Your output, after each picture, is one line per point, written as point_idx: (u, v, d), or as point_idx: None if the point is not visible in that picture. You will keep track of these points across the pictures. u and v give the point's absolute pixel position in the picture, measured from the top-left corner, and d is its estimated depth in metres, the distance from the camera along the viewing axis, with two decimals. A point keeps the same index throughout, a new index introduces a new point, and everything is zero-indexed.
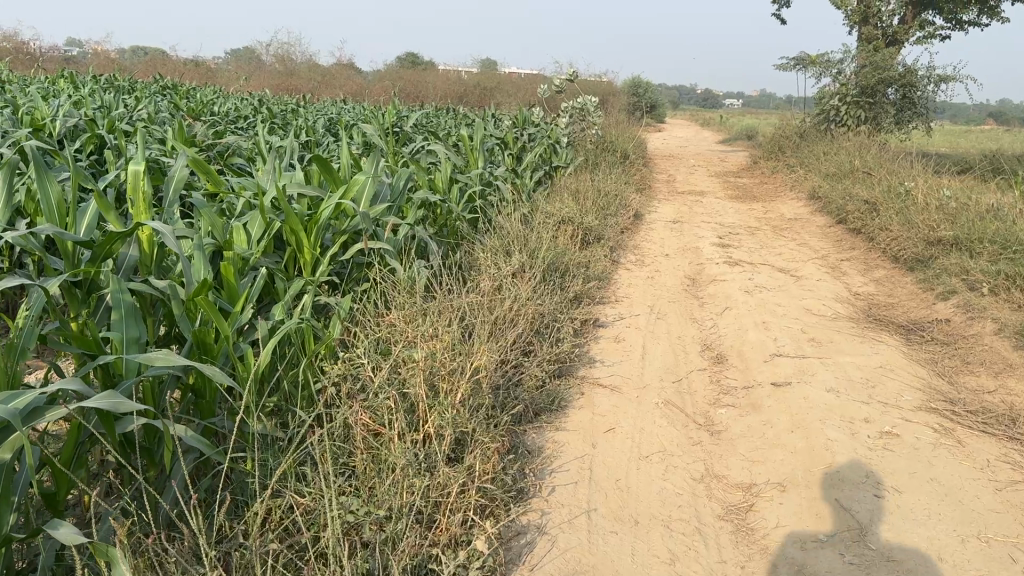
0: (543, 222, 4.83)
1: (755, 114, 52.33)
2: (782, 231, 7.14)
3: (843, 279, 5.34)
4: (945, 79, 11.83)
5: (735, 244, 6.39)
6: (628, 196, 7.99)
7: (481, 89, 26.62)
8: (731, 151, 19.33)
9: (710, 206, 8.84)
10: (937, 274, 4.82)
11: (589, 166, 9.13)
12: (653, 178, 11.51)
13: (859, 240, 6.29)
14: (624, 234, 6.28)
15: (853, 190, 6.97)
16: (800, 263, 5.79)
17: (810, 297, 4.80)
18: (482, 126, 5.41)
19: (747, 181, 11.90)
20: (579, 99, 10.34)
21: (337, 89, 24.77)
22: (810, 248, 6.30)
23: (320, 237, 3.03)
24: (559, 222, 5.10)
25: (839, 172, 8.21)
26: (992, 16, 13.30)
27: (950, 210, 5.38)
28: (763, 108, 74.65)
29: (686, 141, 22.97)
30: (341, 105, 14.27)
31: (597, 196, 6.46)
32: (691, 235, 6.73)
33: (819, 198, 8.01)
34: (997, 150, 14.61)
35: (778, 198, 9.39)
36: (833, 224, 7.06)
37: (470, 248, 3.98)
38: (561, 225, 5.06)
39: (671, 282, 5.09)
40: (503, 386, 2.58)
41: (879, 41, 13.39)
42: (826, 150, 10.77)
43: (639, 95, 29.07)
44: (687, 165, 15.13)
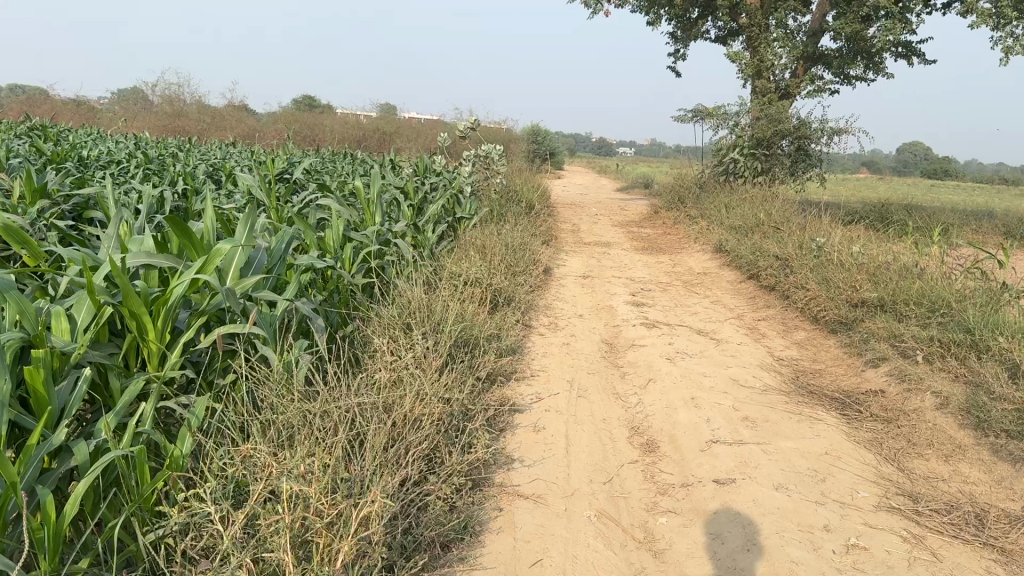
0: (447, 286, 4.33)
1: (649, 162, 53.85)
2: (694, 286, 6.88)
3: (765, 342, 5.05)
4: (836, 132, 12.11)
5: (650, 302, 6.05)
6: (536, 250, 7.60)
7: (380, 134, 26.09)
8: (631, 199, 19.41)
9: (618, 258, 8.55)
10: (864, 339, 4.58)
11: (494, 217, 8.72)
12: (558, 227, 11.22)
13: (774, 297, 6.06)
14: (533, 293, 5.84)
15: (765, 245, 6.79)
16: (718, 322, 5.48)
17: (735, 363, 4.46)
18: (379, 177, 4.88)
19: (652, 231, 11.76)
20: (483, 147, 9.95)
21: (228, 131, 23.70)
22: (726, 305, 6.04)
23: (171, 321, 2.46)
24: (465, 284, 4.60)
25: (746, 224, 8.07)
26: (877, 74, 13.81)
27: (869, 268, 5.20)
28: (656, 155, 77.11)
29: (587, 188, 23.06)
30: (230, 149, 13.45)
31: (504, 251, 6.02)
32: (603, 293, 6.37)
33: (728, 251, 7.84)
34: (883, 201, 15.14)
35: (685, 249, 9.21)
36: (746, 279, 6.84)
37: (365, 320, 3.43)
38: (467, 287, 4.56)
39: (588, 348, 4.66)
40: (403, 522, 2.04)
41: (773, 94, 13.67)
42: (728, 201, 10.75)
43: (538, 142, 29.20)
44: (590, 214, 14.97)
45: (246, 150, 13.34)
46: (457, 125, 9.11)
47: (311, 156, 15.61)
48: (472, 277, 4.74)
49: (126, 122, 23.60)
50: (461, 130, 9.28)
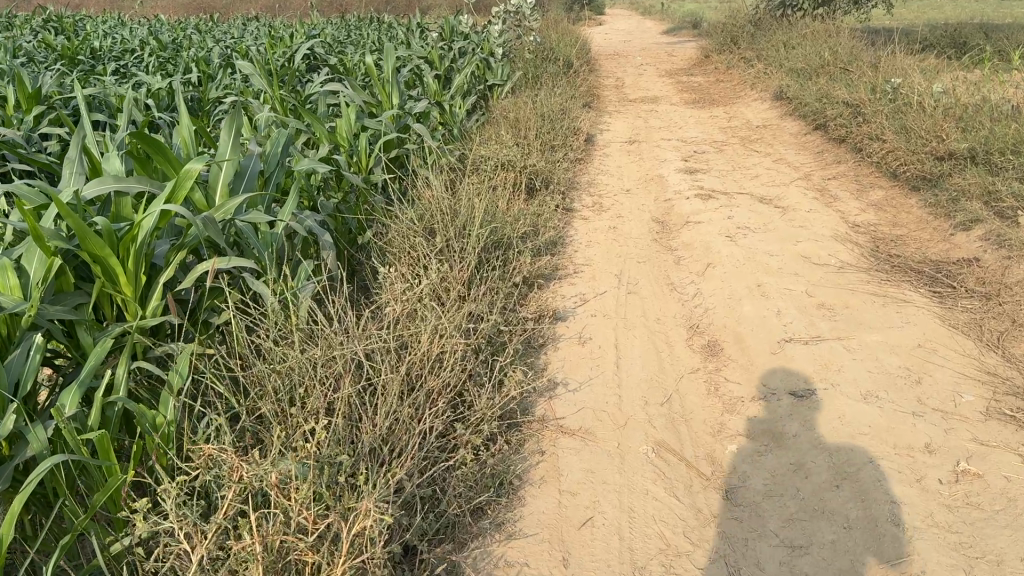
0: (475, 177, 3.88)
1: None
2: (752, 142, 6.26)
3: (836, 205, 4.51)
4: None
5: (705, 166, 5.50)
6: (576, 115, 7.01)
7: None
8: (678, 44, 18.17)
9: (666, 115, 7.89)
10: (953, 197, 4.01)
11: (530, 82, 8.06)
12: (600, 84, 10.46)
13: (844, 150, 5.45)
14: (575, 167, 5.35)
15: (831, 91, 6.07)
16: (782, 186, 4.94)
17: (804, 235, 3.98)
18: (392, 54, 4.35)
19: (702, 79, 10.90)
20: (513, 2, 9.11)
21: (251, 5, 22.73)
22: (789, 164, 5.46)
23: (142, 257, 2.08)
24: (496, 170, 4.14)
25: (808, 67, 7.27)
26: None
27: (957, 112, 4.54)
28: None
29: (630, 35, 21.67)
30: (250, 26, 12.77)
31: (540, 123, 5.48)
32: (652, 159, 5.83)
33: (788, 100, 7.10)
34: (957, 24, 13.76)
35: (740, 100, 8.45)
36: (809, 130, 6.19)
37: (382, 231, 3.03)
38: (498, 174, 4.10)
39: (637, 230, 4.22)
40: (421, 505, 1.73)
41: None
42: (786, 40, 9.79)
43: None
44: (634, 64, 14.01)
45: (267, 26, 12.66)
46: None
47: (336, 25, 14.79)
48: (504, 159, 4.28)
49: (147, 5, 22.78)
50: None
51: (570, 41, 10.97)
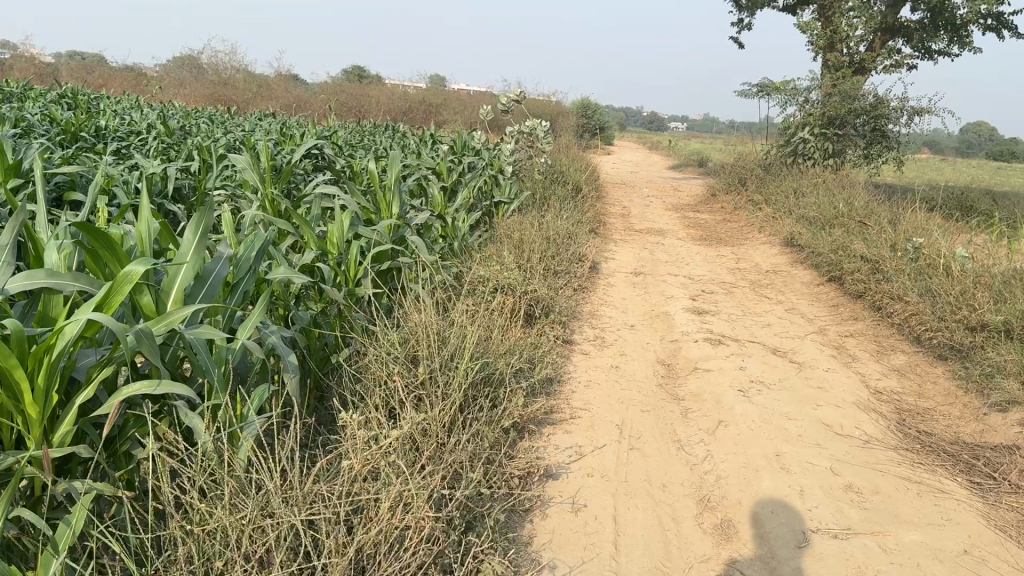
0: (470, 301, 3.55)
1: (702, 139, 52.19)
2: (762, 287, 6.00)
3: (855, 366, 4.18)
4: (919, 112, 10.94)
5: (714, 308, 5.21)
6: (581, 241, 6.78)
7: (427, 107, 25.34)
8: (684, 179, 18.38)
9: (673, 249, 7.68)
10: (986, 372, 3.68)
11: (537, 203, 7.89)
12: (607, 211, 10.34)
13: (861, 307, 5.17)
14: (577, 296, 5.05)
15: (847, 243, 5.86)
16: (796, 338, 4.63)
17: (823, 398, 3.63)
18: (397, 162, 4.13)
19: (708, 216, 10.82)
20: (527, 123, 9.08)
21: (270, 101, 23.15)
22: (803, 315, 5.17)
23: (60, 372, 1.73)
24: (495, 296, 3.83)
25: (821, 216, 7.12)
26: (963, 47, 12.55)
27: (986, 280, 4.28)
28: (709, 131, 75.04)
29: (638, 166, 22.02)
30: (264, 120, 12.83)
31: (546, 247, 5.21)
32: (658, 295, 5.54)
33: (800, 247, 6.91)
34: (963, 187, 13.87)
35: (748, 241, 8.28)
36: (823, 281, 5.94)
37: (358, 355, 2.67)
38: (496, 299, 3.78)
39: (640, 372, 3.87)
40: None
41: (846, 69, 12.48)
42: (796, 187, 9.74)
43: (588, 116, 28.16)
44: (641, 195, 14.03)
45: (281, 122, 12.71)
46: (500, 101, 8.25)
47: (348, 128, 14.89)
48: (503, 283, 3.99)
49: (168, 91, 23.20)
50: (505, 105, 8.40)
51: (580, 166, 10.94)
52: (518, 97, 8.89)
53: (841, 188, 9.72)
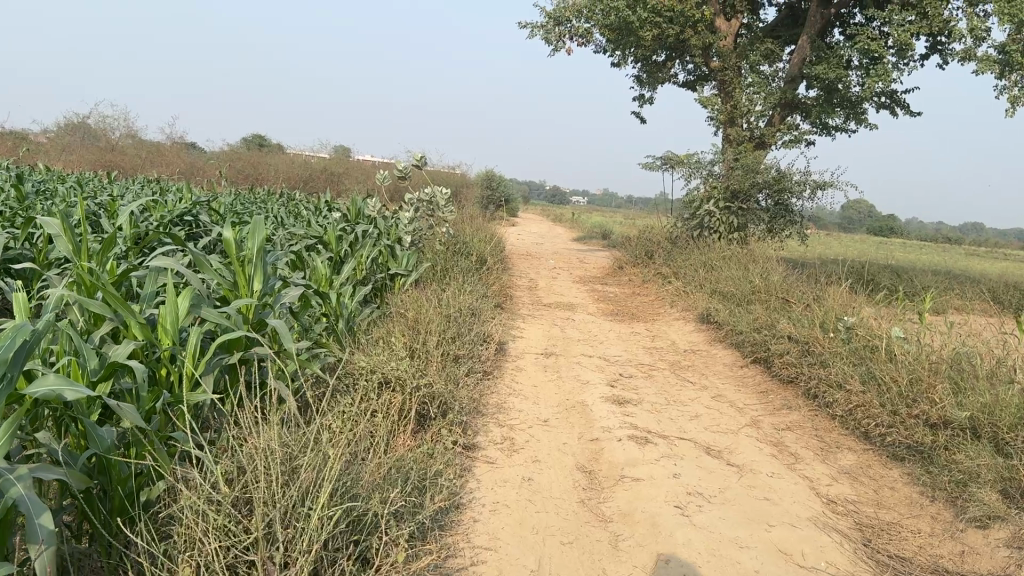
0: (344, 412, 2.80)
1: (604, 211, 53.23)
2: (684, 369, 5.45)
3: (801, 468, 3.62)
4: (820, 186, 10.96)
5: (636, 395, 4.59)
6: (485, 319, 6.11)
7: (328, 175, 24.58)
8: (589, 251, 18.11)
9: (584, 326, 7.11)
10: (954, 479, 3.18)
11: (439, 277, 7.19)
12: (512, 284, 9.75)
13: (794, 393, 4.68)
14: (481, 384, 4.34)
15: (771, 322, 5.41)
16: (731, 432, 4.05)
17: (776, 514, 3.03)
18: (261, 229, 3.37)
19: (616, 290, 10.38)
20: (427, 190, 8.44)
21: (157, 167, 21.85)
22: (734, 403, 4.62)
23: None
24: (378, 398, 3.08)
25: (738, 292, 6.71)
26: (856, 125, 12.83)
27: (936, 365, 3.83)
28: (610, 205, 76.89)
29: (542, 238, 21.79)
30: (142, 186, 11.80)
31: (445, 327, 4.51)
32: (573, 380, 4.90)
33: (718, 323, 6.45)
34: (860, 261, 14.05)
35: (661, 317, 7.82)
36: (747, 362, 5.45)
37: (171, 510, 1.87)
38: (380, 404, 3.04)
39: (558, 483, 3.17)
40: None
41: (747, 143, 12.53)
42: (706, 261, 9.44)
43: (492, 188, 27.99)
44: (547, 267, 13.56)
45: (161, 187, 11.71)
46: (400, 164, 7.55)
47: (238, 196, 13.90)
48: (392, 377, 3.24)
49: (46, 156, 21.61)
50: (405, 171, 7.70)
51: (484, 237, 10.36)
52: (419, 163, 8.24)
53: (750, 262, 9.49)
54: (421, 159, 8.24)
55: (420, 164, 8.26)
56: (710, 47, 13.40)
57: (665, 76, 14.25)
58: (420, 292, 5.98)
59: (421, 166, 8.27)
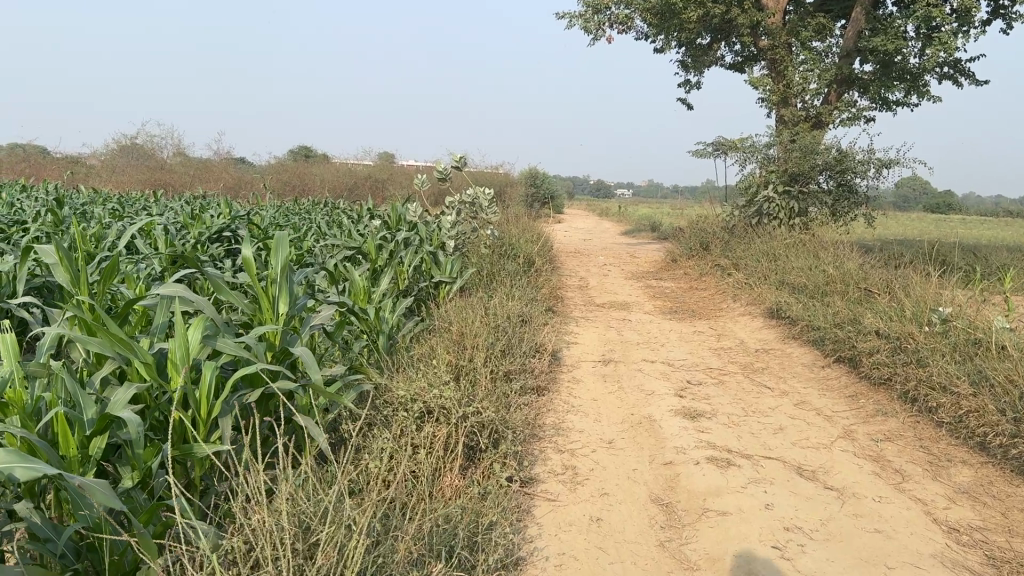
0: (380, 467, 2.42)
1: (651, 203, 52.36)
2: (758, 372, 4.96)
3: (910, 487, 3.14)
4: (886, 164, 10.28)
5: (709, 406, 4.13)
6: (536, 327, 5.70)
7: (372, 181, 24.45)
8: (639, 245, 17.55)
9: (643, 327, 6.65)
10: None
11: (486, 283, 6.80)
12: (563, 284, 9.31)
13: (888, 396, 4.16)
14: (537, 402, 3.93)
15: (853, 316, 4.89)
16: (823, 447, 3.57)
17: (892, 552, 2.56)
18: (286, 249, 3.03)
19: (673, 285, 9.87)
20: (469, 192, 8.01)
21: (203, 183, 21.96)
22: (820, 410, 4.12)
23: None
24: (421, 438, 2.69)
25: (810, 283, 6.18)
26: (921, 97, 12.07)
27: None
28: (656, 196, 75.81)
29: (590, 233, 21.28)
30: (184, 202, 11.68)
31: (494, 340, 4.11)
32: (637, 390, 4.46)
33: (790, 318, 5.93)
34: (931, 241, 13.25)
35: (724, 313, 7.31)
36: (828, 362, 4.94)
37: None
38: (422, 445, 2.65)
39: (631, 522, 2.74)
40: None
41: (804, 123, 11.88)
42: (768, 250, 8.88)
43: (537, 185, 27.55)
44: (598, 264, 13.08)
45: (204, 203, 11.57)
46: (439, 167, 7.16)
47: (281, 208, 13.72)
48: (437, 406, 2.84)
49: (97, 179, 21.89)
50: (444, 173, 7.31)
51: (531, 236, 9.94)
52: (459, 164, 7.85)
53: (817, 250, 8.90)
54: (461, 159, 7.85)
55: (460, 165, 7.87)
56: (759, 25, 12.77)
57: (712, 59, 13.65)
58: (465, 300, 5.59)
59: (461, 167, 7.88)
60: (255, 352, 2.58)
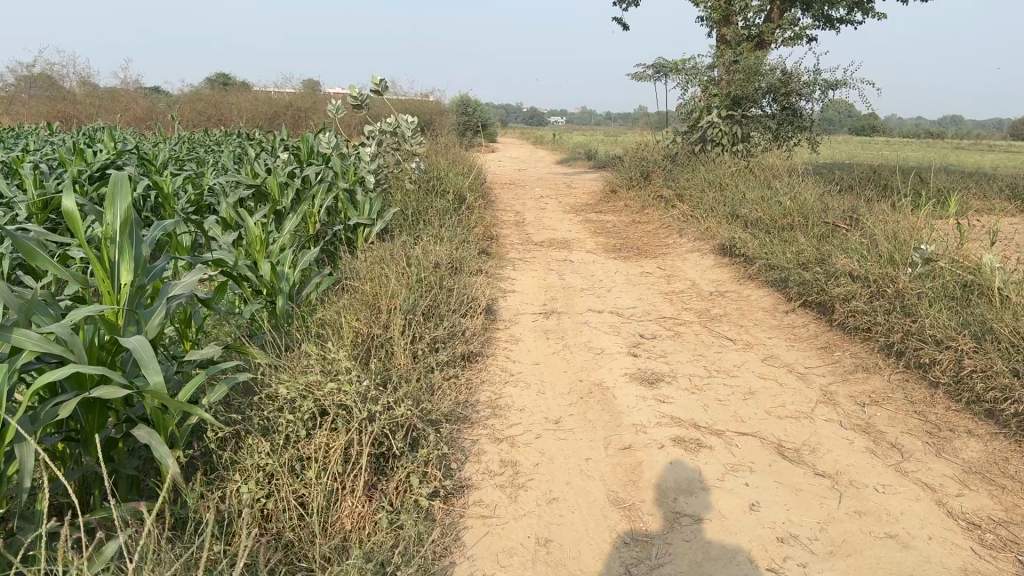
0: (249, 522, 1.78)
1: (585, 130, 51.65)
2: (717, 320, 4.42)
3: (913, 468, 2.64)
4: (833, 85, 9.76)
5: (668, 366, 3.57)
6: (467, 275, 5.04)
7: (294, 112, 23.06)
8: (576, 174, 16.90)
9: (584, 268, 6.05)
10: None
11: (412, 224, 6.08)
12: (496, 221, 8.63)
13: (868, 349, 3.66)
14: (468, 373, 3.30)
15: (821, 256, 4.36)
16: (804, 417, 3.05)
17: (916, 568, 2.05)
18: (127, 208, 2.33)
19: (613, 219, 9.28)
20: (390, 119, 7.11)
21: (107, 115, 20.29)
22: (793, 366, 3.60)
23: None
24: (312, 455, 2.02)
25: (766, 217, 5.63)
26: (866, 15, 11.51)
27: None
28: (590, 123, 74.99)
29: (525, 163, 20.50)
30: (77, 135, 10.50)
31: (416, 299, 3.44)
32: (584, 349, 3.87)
33: (746, 257, 5.39)
34: (872, 166, 12.92)
35: (671, 250, 6.75)
36: (793, 307, 4.42)
37: None
38: (313, 470, 1.99)
39: (588, 538, 2.16)
40: None
41: (747, 43, 11.25)
42: (714, 179, 8.32)
43: (468, 113, 26.47)
44: (534, 196, 12.37)
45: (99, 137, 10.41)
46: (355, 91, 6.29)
47: (189, 142, 12.53)
48: (337, 404, 2.16)
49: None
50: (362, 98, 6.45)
51: (462, 169, 9.16)
52: (378, 88, 6.98)
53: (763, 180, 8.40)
54: (381, 84, 6.99)
55: (380, 91, 7.01)
56: None
57: None
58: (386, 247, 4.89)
59: (381, 92, 7.02)
60: (70, 350, 1.93)
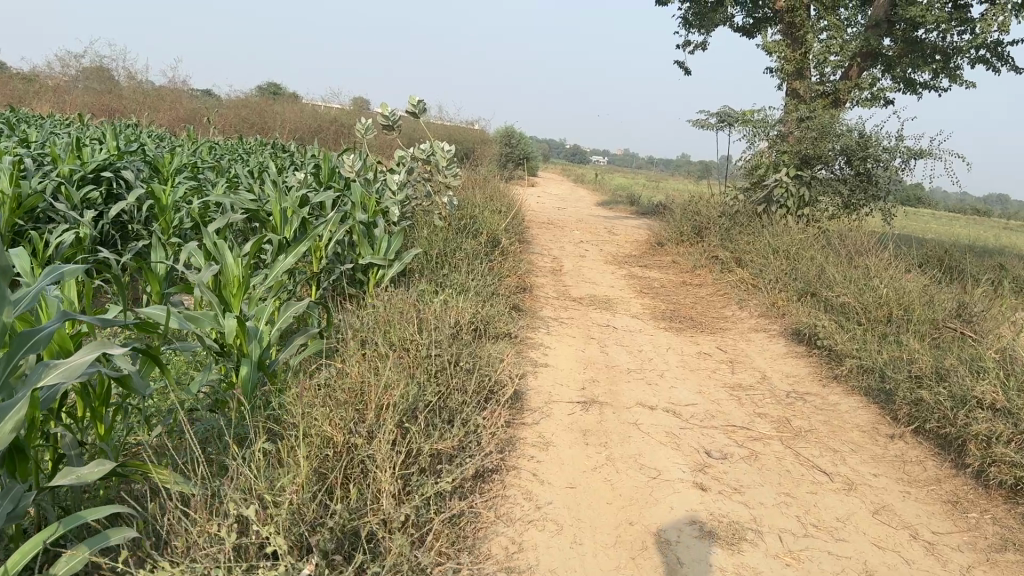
0: None
1: (628, 173, 50.90)
2: (801, 436, 3.50)
3: None
4: (917, 154, 8.83)
5: (747, 513, 2.67)
6: (493, 342, 4.19)
7: (336, 127, 22.54)
8: (618, 219, 16.05)
9: (631, 338, 5.17)
10: None
11: (437, 267, 5.27)
12: (530, 267, 7.77)
13: (1018, 516, 2.73)
14: (480, 502, 2.42)
15: (944, 371, 3.43)
16: None
17: None
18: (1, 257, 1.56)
19: (660, 277, 8.38)
20: (424, 145, 6.23)
21: (146, 111, 19.90)
22: (917, 530, 2.68)
23: None
24: None
25: (856, 304, 4.71)
26: (953, 81, 10.59)
27: None
28: (632, 166, 74.32)
29: (565, 202, 19.69)
30: (98, 128, 9.86)
31: (419, 390, 2.59)
32: (636, 465, 2.98)
33: (830, 351, 4.47)
34: (942, 243, 11.89)
35: (730, 325, 5.84)
36: (899, 431, 3.50)
37: None
38: None
39: None
40: None
41: (821, 99, 10.37)
42: (781, 246, 7.41)
43: (512, 145, 25.83)
44: (572, 240, 11.52)
45: (119, 133, 9.75)
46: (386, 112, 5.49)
47: (216, 147, 11.88)
48: None
49: (32, 98, 19.72)
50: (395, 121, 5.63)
51: (499, 206, 8.34)
52: (414, 111, 6.19)
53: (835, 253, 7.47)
54: (419, 107, 6.20)
55: (416, 115, 6.22)
56: None
57: (721, 18, 12.02)
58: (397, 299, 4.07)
59: (417, 116, 6.23)
60: None
